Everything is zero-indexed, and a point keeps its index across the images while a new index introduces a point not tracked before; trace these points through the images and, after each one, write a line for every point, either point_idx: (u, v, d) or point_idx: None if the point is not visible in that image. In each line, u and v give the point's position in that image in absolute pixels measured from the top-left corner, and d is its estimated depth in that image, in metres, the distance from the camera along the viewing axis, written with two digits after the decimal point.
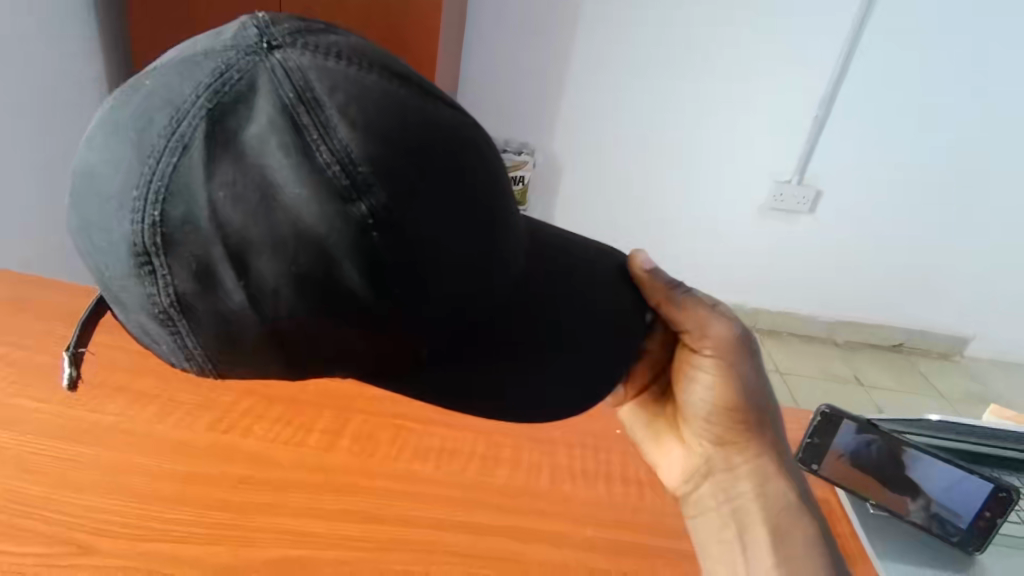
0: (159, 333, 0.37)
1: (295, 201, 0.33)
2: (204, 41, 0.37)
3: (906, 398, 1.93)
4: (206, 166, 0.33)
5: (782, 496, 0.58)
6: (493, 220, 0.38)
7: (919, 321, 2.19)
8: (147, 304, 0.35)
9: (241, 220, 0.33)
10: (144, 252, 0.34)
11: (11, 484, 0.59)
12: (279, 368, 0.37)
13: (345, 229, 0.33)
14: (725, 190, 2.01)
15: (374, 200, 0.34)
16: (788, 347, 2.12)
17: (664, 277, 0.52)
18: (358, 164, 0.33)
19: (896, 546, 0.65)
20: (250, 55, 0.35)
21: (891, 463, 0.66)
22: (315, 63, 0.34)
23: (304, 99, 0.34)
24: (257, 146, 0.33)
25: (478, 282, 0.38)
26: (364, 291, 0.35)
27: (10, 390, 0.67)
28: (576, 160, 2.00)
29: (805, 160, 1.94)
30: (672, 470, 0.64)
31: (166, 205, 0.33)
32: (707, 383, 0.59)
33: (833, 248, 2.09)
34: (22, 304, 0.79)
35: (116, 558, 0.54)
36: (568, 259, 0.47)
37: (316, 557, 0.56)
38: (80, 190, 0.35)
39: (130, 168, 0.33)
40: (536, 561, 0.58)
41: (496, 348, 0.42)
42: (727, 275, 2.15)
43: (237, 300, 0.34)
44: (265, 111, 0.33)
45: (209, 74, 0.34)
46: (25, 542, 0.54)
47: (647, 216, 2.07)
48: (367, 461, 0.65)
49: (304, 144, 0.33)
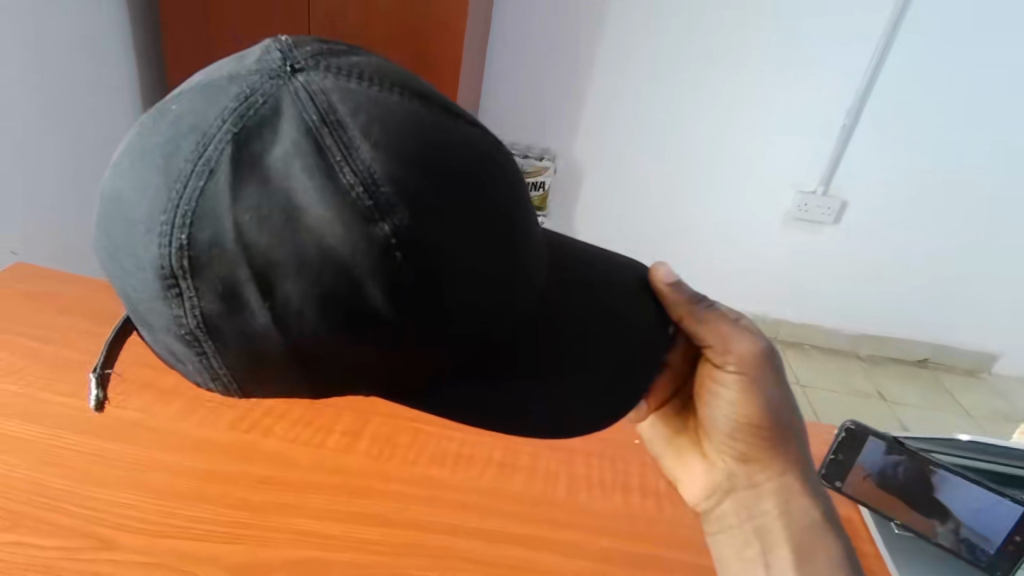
0: (185, 353, 0.37)
1: (319, 222, 0.33)
2: (228, 66, 0.37)
3: (932, 414, 1.89)
4: (231, 189, 0.33)
5: (807, 516, 0.58)
6: (514, 235, 0.38)
7: (944, 336, 2.15)
8: (173, 325, 0.36)
9: (267, 241, 0.33)
10: (171, 275, 0.34)
11: (36, 476, 0.60)
12: (302, 386, 0.38)
13: (369, 248, 0.34)
14: (747, 198, 1.99)
15: (396, 220, 0.34)
16: (809, 359, 2.09)
17: (688, 290, 0.51)
18: (381, 185, 0.33)
19: (920, 567, 0.63)
20: (274, 78, 0.35)
21: (919, 484, 0.65)
22: (337, 85, 0.35)
23: (328, 120, 0.34)
24: (282, 168, 0.33)
25: (499, 297, 0.38)
26: (386, 309, 0.35)
27: (38, 383, 0.69)
28: (597, 166, 1.99)
29: (831, 168, 1.91)
30: (694, 484, 0.63)
31: (192, 228, 0.33)
32: (732, 399, 0.58)
33: (857, 260, 2.05)
34: (51, 300, 0.81)
35: (136, 554, 0.54)
36: (585, 270, 0.46)
37: (330, 558, 0.56)
38: (109, 214, 0.36)
39: (157, 193, 0.34)
40: (550, 570, 0.58)
41: (515, 364, 0.42)
42: (748, 285, 2.13)
43: (262, 321, 0.34)
44: (289, 134, 0.34)
45: (234, 98, 0.35)
46: (47, 534, 0.55)
47: (669, 224, 2.06)
48: (384, 464, 0.66)
49: (328, 166, 0.33)
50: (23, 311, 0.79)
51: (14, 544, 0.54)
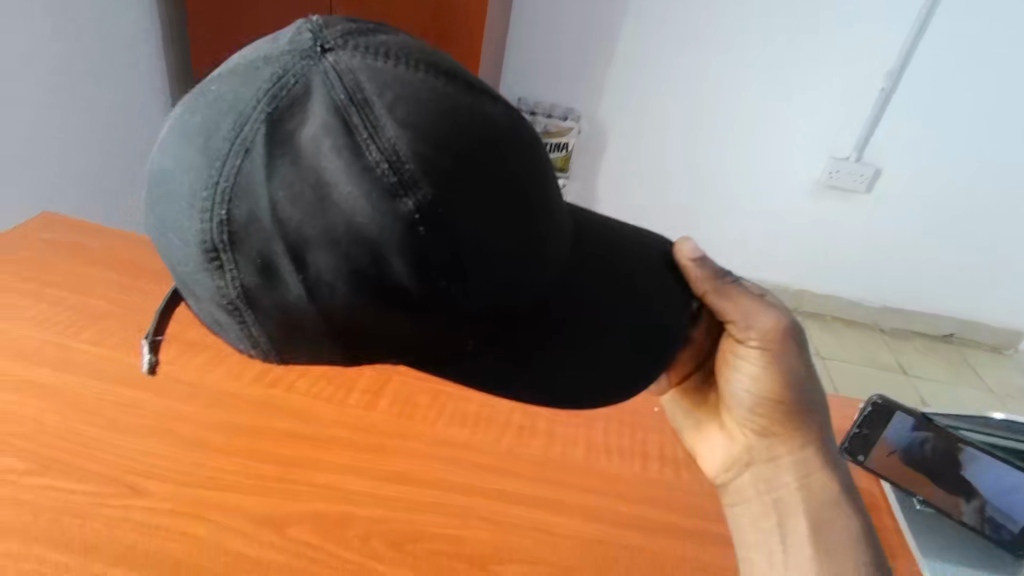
0: (227, 322, 0.38)
1: (348, 199, 0.33)
2: (262, 46, 0.36)
3: (954, 391, 1.87)
4: (266, 168, 0.33)
5: (824, 491, 0.57)
6: (540, 212, 0.37)
7: (971, 311, 2.10)
8: (216, 295, 0.36)
9: (300, 218, 0.33)
10: (214, 249, 0.34)
11: (66, 422, 0.61)
12: (337, 351, 0.38)
13: (396, 226, 0.33)
14: (777, 164, 1.93)
15: (421, 196, 0.33)
16: (830, 331, 2.07)
17: (712, 265, 0.49)
18: (406, 161, 0.32)
19: (944, 546, 0.62)
20: (304, 59, 0.34)
21: (945, 461, 0.65)
22: (365, 64, 0.34)
23: (355, 99, 0.33)
24: (312, 148, 0.33)
25: (527, 275, 0.37)
26: (412, 283, 0.34)
27: (67, 332, 0.70)
28: (623, 127, 1.94)
29: (867, 133, 1.84)
30: (712, 456, 0.63)
31: (230, 205, 0.33)
32: (753, 374, 0.56)
33: (886, 230, 2.00)
34: (77, 251, 0.82)
35: (164, 502, 0.55)
36: (614, 242, 0.45)
37: (352, 512, 0.57)
38: (155, 193, 0.36)
39: (196, 171, 0.34)
40: (568, 533, 0.58)
41: (545, 337, 0.42)
42: (772, 253, 2.09)
43: (296, 291, 0.35)
44: (319, 114, 0.33)
45: (268, 79, 0.34)
46: (77, 479, 0.56)
47: (693, 189, 2.01)
48: (404, 423, 0.66)
49: (355, 144, 0.33)
50: (50, 261, 0.79)
51: (47, 488, 0.55)
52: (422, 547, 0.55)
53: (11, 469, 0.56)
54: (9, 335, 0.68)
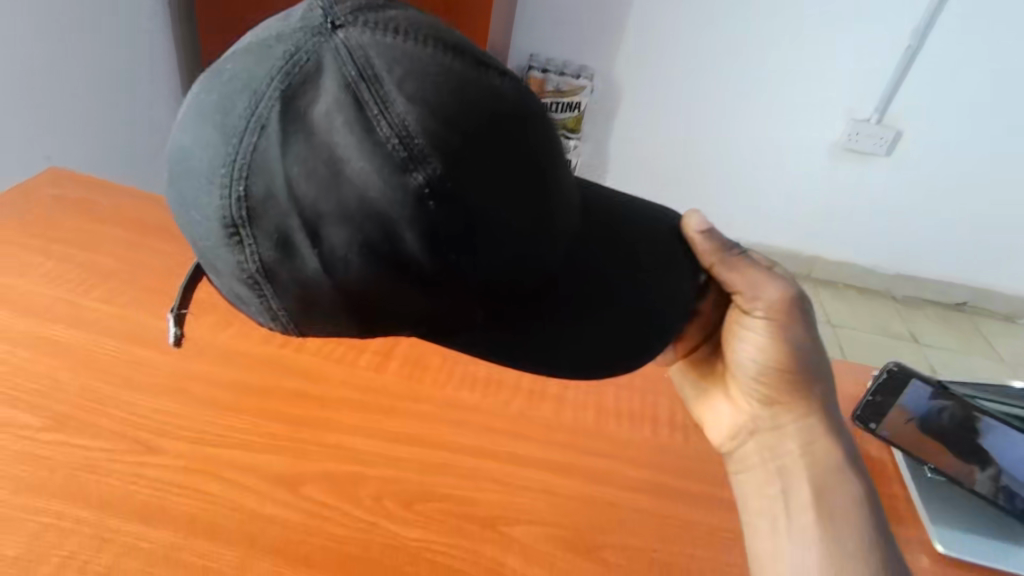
0: (247, 296, 0.39)
1: (360, 174, 0.35)
2: (274, 25, 0.38)
3: (965, 360, 1.86)
4: (281, 144, 0.35)
5: (828, 458, 0.56)
6: (547, 181, 0.39)
7: (985, 279, 2.08)
8: (236, 269, 0.38)
9: (314, 193, 0.35)
10: (233, 225, 0.36)
11: (80, 380, 0.61)
12: (352, 326, 0.40)
13: (406, 199, 0.35)
14: (795, 126, 1.89)
15: (430, 170, 0.35)
16: (842, 298, 2.05)
17: (719, 236, 0.51)
18: (415, 136, 0.34)
19: (958, 514, 0.61)
20: (316, 36, 0.36)
21: (963, 431, 0.65)
22: (374, 40, 0.36)
23: (365, 75, 0.35)
24: (325, 124, 0.35)
25: (532, 245, 0.39)
26: (422, 255, 0.36)
27: (77, 290, 0.70)
28: (637, 86, 1.88)
29: (890, 94, 1.79)
30: (718, 425, 0.62)
31: (249, 181, 0.35)
32: (759, 342, 0.56)
33: (904, 196, 1.96)
34: (85, 208, 0.81)
35: (178, 460, 0.56)
36: (615, 212, 0.47)
37: (364, 472, 0.57)
38: (177, 170, 0.38)
39: (216, 148, 0.36)
40: (578, 496, 0.59)
41: (550, 305, 0.44)
42: (786, 219, 2.06)
43: (312, 265, 0.37)
44: (331, 90, 0.35)
45: (281, 56, 0.36)
46: (92, 436, 0.57)
47: (708, 151, 1.97)
48: (415, 385, 0.66)
49: (366, 120, 0.35)
50: (58, 219, 0.79)
51: (62, 444, 0.56)
52: (433, 506, 0.56)
53: (26, 425, 0.57)
54: (19, 292, 0.68)
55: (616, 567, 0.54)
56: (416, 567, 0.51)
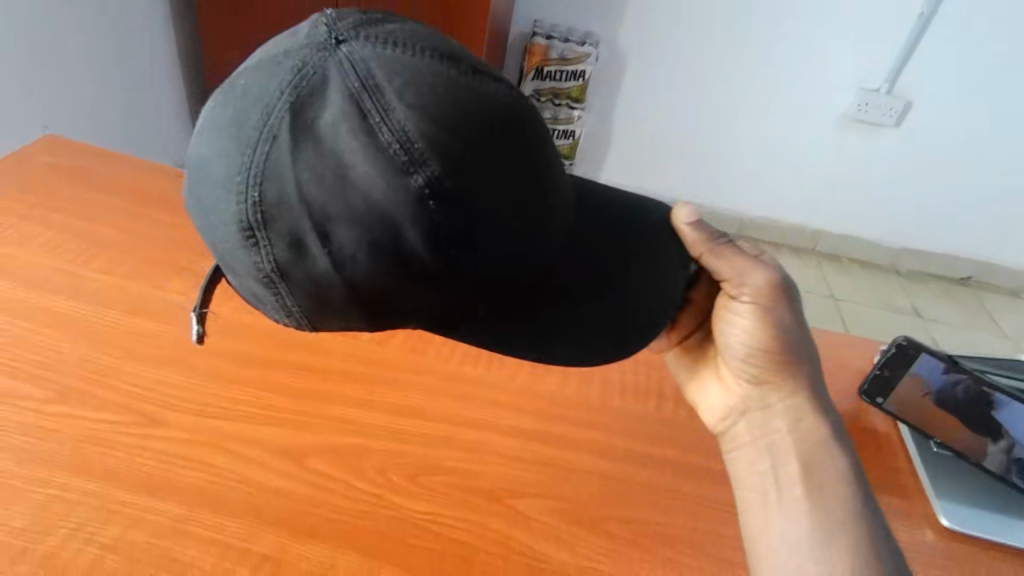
0: (264, 295, 0.41)
1: (365, 178, 0.36)
2: (282, 41, 0.40)
3: (967, 334, 1.86)
4: (291, 151, 0.36)
5: (815, 431, 0.54)
6: (540, 181, 0.40)
7: (990, 253, 2.07)
8: (252, 270, 0.40)
9: (323, 197, 0.36)
10: (249, 228, 0.38)
11: (82, 352, 0.60)
12: (363, 322, 0.42)
13: (408, 201, 0.36)
14: (803, 95, 1.85)
15: (430, 172, 0.36)
16: (845, 272, 2.04)
17: (708, 228, 0.52)
18: (416, 141, 0.36)
19: (961, 487, 0.62)
20: (321, 50, 0.38)
21: (977, 407, 0.64)
22: (376, 53, 0.38)
23: (367, 86, 0.37)
24: (331, 132, 0.36)
25: (529, 240, 0.41)
26: (426, 254, 0.38)
27: (77, 261, 0.69)
28: (642, 54, 1.84)
29: (901, 63, 1.75)
30: (709, 406, 0.61)
31: (262, 187, 0.37)
32: (745, 324, 0.55)
33: (912, 168, 1.93)
34: (82, 177, 0.79)
35: (183, 432, 0.56)
36: (611, 206, 0.50)
37: (368, 445, 0.57)
38: (195, 179, 0.40)
39: (230, 157, 0.37)
40: (583, 469, 0.59)
41: (551, 298, 0.45)
42: (792, 191, 2.03)
43: (323, 265, 0.38)
44: (336, 101, 0.37)
45: (289, 71, 0.38)
46: (95, 408, 0.56)
47: (714, 122, 1.94)
48: (419, 358, 0.66)
49: (369, 127, 0.36)
50: (55, 188, 0.77)
51: (65, 416, 0.55)
52: (438, 480, 0.56)
53: (29, 397, 0.56)
54: (18, 262, 0.67)
55: (621, 540, 0.54)
56: (422, 539, 0.51)
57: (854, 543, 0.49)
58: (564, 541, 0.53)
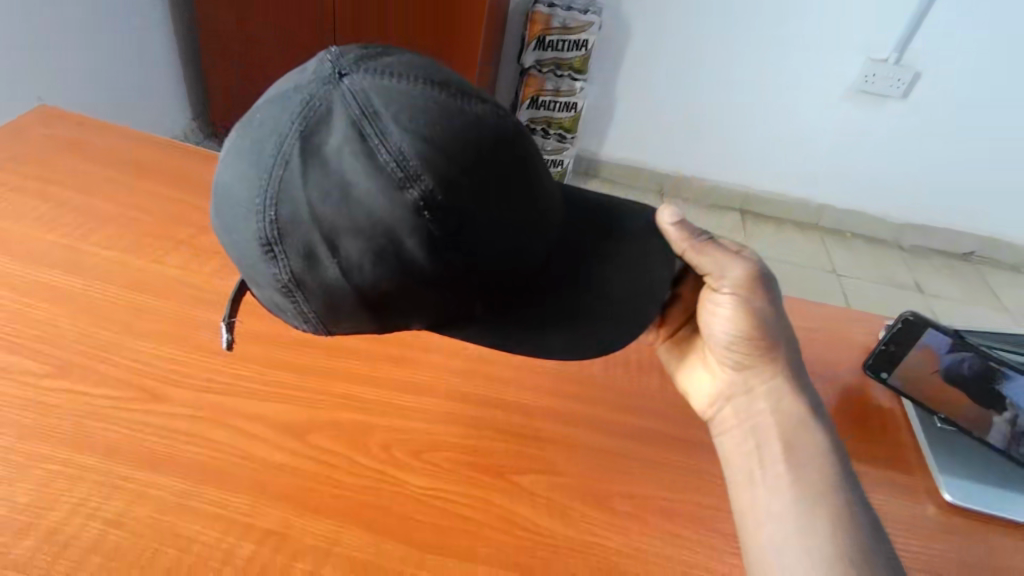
0: (285, 303, 0.43)
1: (367, 195, 0.37)
2: (292, 78, 0.42)
3: (968, 309, 1.86)
4: (301, 173, 0.38)
5: (795, 411, 0.54)
6: (526, 192, 0.42)
7: (994, 228, 2.05)
8: (272, 281, 0.41)
9: (331, 213, 0.38)
10: (268, 244, 0.40)
11: (81, 327, 0.60)
12: (373, 326, 0.43)
13: (407, 214, 0.38)
14: (808, 67, 1.82)
15: (425, 187, 0.38)
16: (848, 247, 2.03)
17: (690, 226, 0.53)
18: (411, 160, 0.37)
19: (964, 461, 0.62)
20: (326, 84, 0.39)
21: (983, 380, 0.64)
22: (375, 84, 0.39)
23: (367, 113, 0.38)
24: (335, 155, 0.38)
25: (518, 241, 0.42)
26: (425, 262, 0.39)
27: (73, 234, 0.68)
28: (646, 24, 1.80)
29: (909, 33, 1.71)
30: (697, 393, 0.60)
31: (277, 207, 0.38)
32: (727, 313, 0.55)
33: (917, 140, 1.91)
34: (78, 149, 0.78)
35: (185, 408, 0.55)
36: (594, 215, 0.52)
37: (371, 422, 0.57)
38: (220, 205, 0.41)
39: (249, 182, 0.39)
40: (586, 445, 0.59)
41: (540, 297, 0.47)
42: (795, 165, 2.01)
43: (333, 274, 0.39)
44: (339, 128, 0.38)
45: (298, 104, 0.39)
46: (95, 384, 0.56)
47: (717, 93, 1.91)
48: (422, 333, 0.65)
49: (368, 149, 0.38)
50: (50, 160, 0.76)
51: (66, 392, 0.55)
52: (441, 456, 0.56)
53: (31, 372, 0.56)
54: (15, 236, 0.66)
55: (624, 515, 0.54)
56: (424, 514, 0.51)
57: (835, 513, 0.48)
58: (566, 516, 0.53)
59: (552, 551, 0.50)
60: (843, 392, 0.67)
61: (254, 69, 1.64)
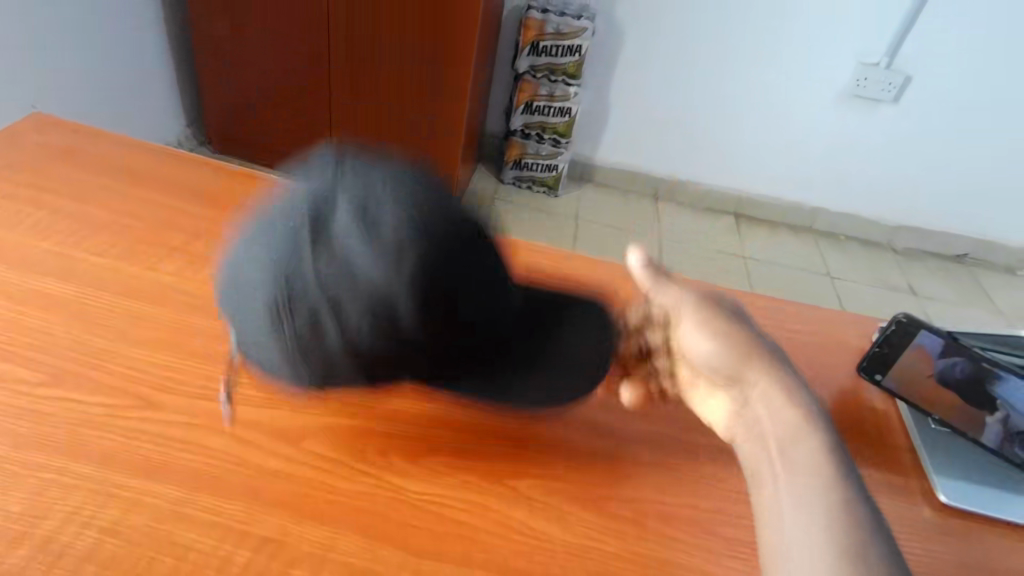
0: (286, 365, 0.50)
1: (364, 269, 0.45)
2: (301, 173, 0.50)
3: (962, 312, 1.87)
4: (311, 252, 0.45)
5: (788, 413, 0.51)
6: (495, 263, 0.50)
7: (988, 231, 2.07)
8: (278, 345, 0.48)
9: (334, 284, 0.45)
10: (278, 312, 0.46)
11: (75, 334, 0.60)
12: (364, 383, 0.50)
13: (399, 284, 0.45)
14: (801, 70, 1.83)
15: (413, 262, 0.45)
16: (842, 250, 2.04)
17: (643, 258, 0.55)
18: (402, 240, 0.45)
19: (959, 462, 0.62)
20: (331, 178, 0.47)
21: (975, 382, 0.65)
22: (372, 176, 0.47)
23: (366, 200, 0.46)
24: (339, 235, 0.45)
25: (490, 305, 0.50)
26: (413, 325, 0.47)
27: (66, 242, 0.67)
28: (640, 30, 1.81)
29: (900, 38, 1.73)
30: (716, 419, 0.58)
31: (288, 282, 0.46)
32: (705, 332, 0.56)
33: (910, 144, 1.92)
34: (71, 157, 0.78)
35: (180, 414, 0.55)
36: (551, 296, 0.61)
37: (368, 428, 0.57)
38: (238, 281, 0.49)
39: (265, 263, 0.46)
40: (583, 448, 0.59)
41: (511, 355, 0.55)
42: (789, 168, 2.02)
43: (334, 337, 0.46)
44: (342, 211, 0.46)
45: (308, 196, 0.47)
46: (89, 391, 0.56)
47: (711, 98, 1.92)
48: None
49: (366, 229, 0.45)
50: (43, 167, 0.76)
51: (60, 400, 0.55)
52: (439, 461, 0.56)
53: (23, 380, 0.56)
54: (8, 243, 0.66)
55: (622, 519, 0.54)
56: (422, 519, 0.51)
57: (827, 513, 0.45)
58: (564, 519, 0.53)
59: (550, 556, 0.50)
60: (839, 394, 0.67)
61: (249, 70, 1.64)
